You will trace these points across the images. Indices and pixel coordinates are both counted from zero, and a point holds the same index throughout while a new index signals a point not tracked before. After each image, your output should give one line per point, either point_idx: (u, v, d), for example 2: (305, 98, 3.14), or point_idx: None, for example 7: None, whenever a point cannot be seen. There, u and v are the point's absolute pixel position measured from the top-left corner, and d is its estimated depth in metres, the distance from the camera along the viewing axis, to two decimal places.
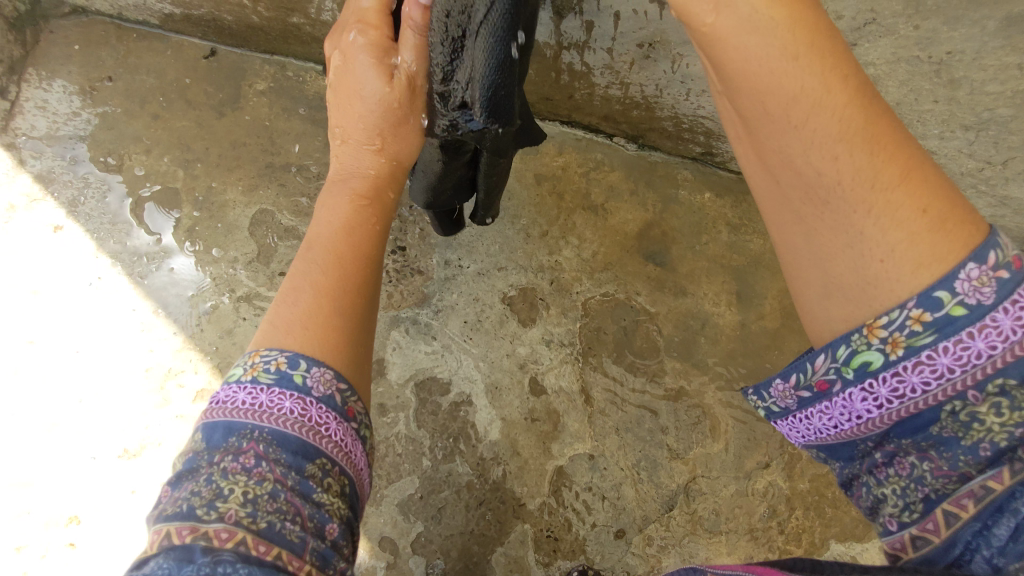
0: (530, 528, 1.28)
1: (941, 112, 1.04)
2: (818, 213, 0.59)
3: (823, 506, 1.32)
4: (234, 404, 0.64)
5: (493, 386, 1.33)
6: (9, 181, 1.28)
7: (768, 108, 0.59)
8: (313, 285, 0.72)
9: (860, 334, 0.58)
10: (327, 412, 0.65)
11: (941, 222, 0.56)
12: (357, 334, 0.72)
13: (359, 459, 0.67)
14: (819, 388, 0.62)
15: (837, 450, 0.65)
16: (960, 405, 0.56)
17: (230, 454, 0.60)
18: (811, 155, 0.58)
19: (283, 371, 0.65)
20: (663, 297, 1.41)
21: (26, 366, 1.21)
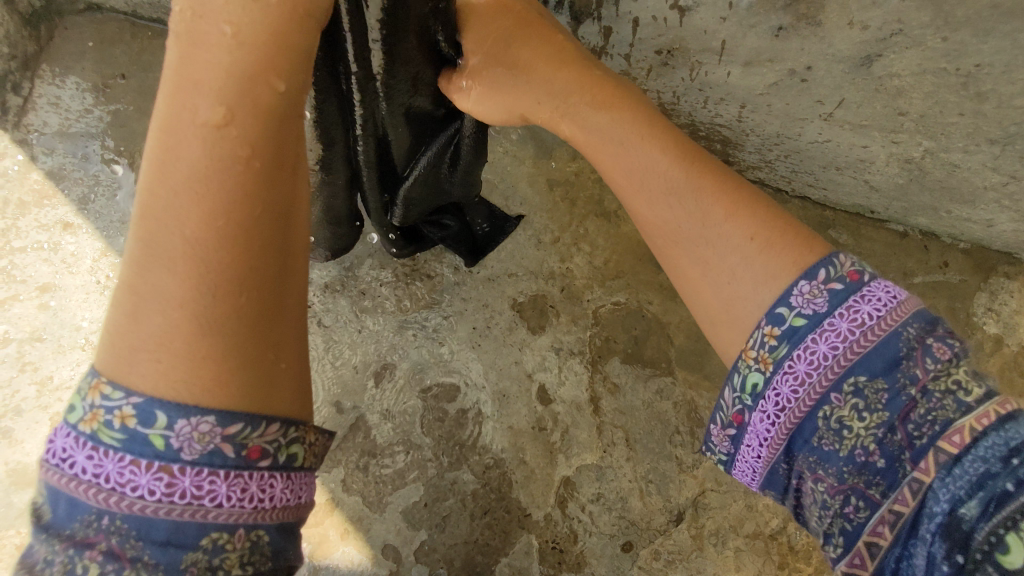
0: (535, 539, 1.26)
1: (966, 125, 1.02)
2: (677, 250, 0.72)
3: None
4: (72, 473, 0.49)
5: (501, 394, 1.32)
6: (21, 177, 1.28)
7: (626, 182, 0.76)
8: (165, 296, 0.52)
9: (741, 361, 0.64)
10: (209, 476, 0.49)
11: (769, 243, 0.65)
12: (254, 327, 0.54)
13: (282, 502, 0.54)
14: (736, 422, 0.66)
15: (771, 484, 0.65)
16: (830, 410, 0.58)
17: (75, 546, 0.48)
18: (659, 209, 0.72)
19: (132, 429, 0.49)
20: (676, 307, 1.39)
21: (31, 362, 1.20)
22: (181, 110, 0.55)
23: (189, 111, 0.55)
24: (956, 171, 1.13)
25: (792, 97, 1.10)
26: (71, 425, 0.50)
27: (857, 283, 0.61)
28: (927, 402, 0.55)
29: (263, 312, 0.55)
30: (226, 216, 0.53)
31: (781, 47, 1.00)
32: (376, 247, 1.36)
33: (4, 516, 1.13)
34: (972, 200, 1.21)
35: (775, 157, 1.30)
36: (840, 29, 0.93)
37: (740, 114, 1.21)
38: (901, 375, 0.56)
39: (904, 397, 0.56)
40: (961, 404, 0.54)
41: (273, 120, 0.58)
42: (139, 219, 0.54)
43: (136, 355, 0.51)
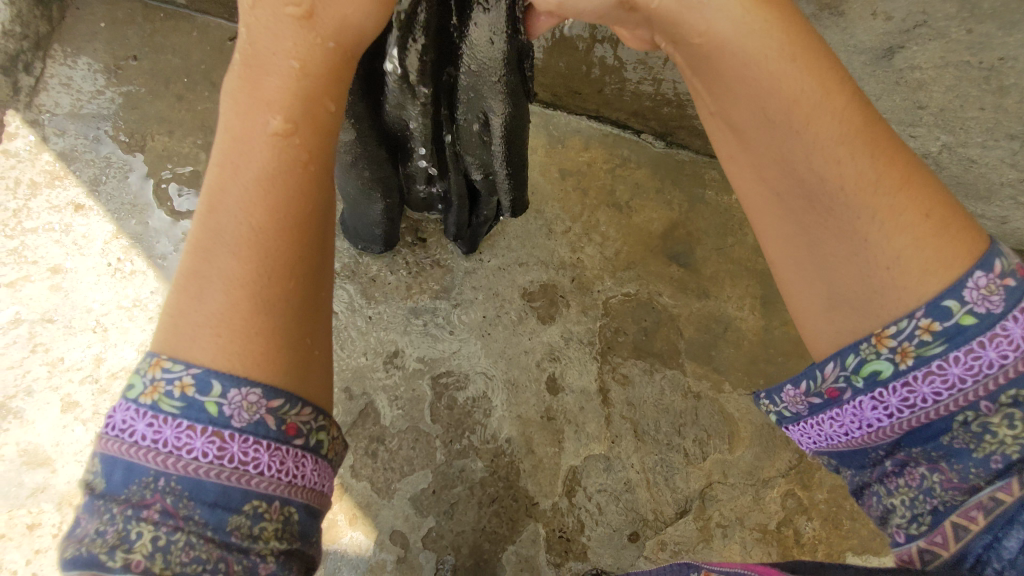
0: (542, 527, 1.27)
1: (986, 120, 1.00)
2: (827, 225, 0.55)
3: (841, 518, 1.29)
4: (132, 439, 0.50)
5: (510, 383, 1.32)
6: (32, 157, 1.27)
7: (768, 114, 0.55)
8: (227, 276, 0.52)
9: (867, 344, 0.55)
10: (255, 444, 0.50)
11: (943, 225, 0.53)
12: (303, 317, 0.56)
13: (310, 481, 0.54)
14: (828, 396, 0.59)
15: (850, 458, 0.61)
16: (973, 415, 0.53)
17: (130, 507, 0.48)
18: (813, 160, 0.54)
19: (190, 397, 0.50)
20: (686, 299, 1.39)
21: (43, 343, 1.20)
22: (248, 120, 0.53)
23: (257, 119, 0.53)
24: (973, 166, 1.12)
25: None
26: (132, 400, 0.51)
27: None
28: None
29: (308, 305, 0.56)
30: (285, 214, 0.54)
31: None
32: None
33: (14, 496, 1.13)
34: (987, 195, 1.20)
35: None
36: (863, 20, 0.94)
37: None
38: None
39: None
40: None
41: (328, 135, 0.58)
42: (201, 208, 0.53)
43: (198, 335, 0.51)
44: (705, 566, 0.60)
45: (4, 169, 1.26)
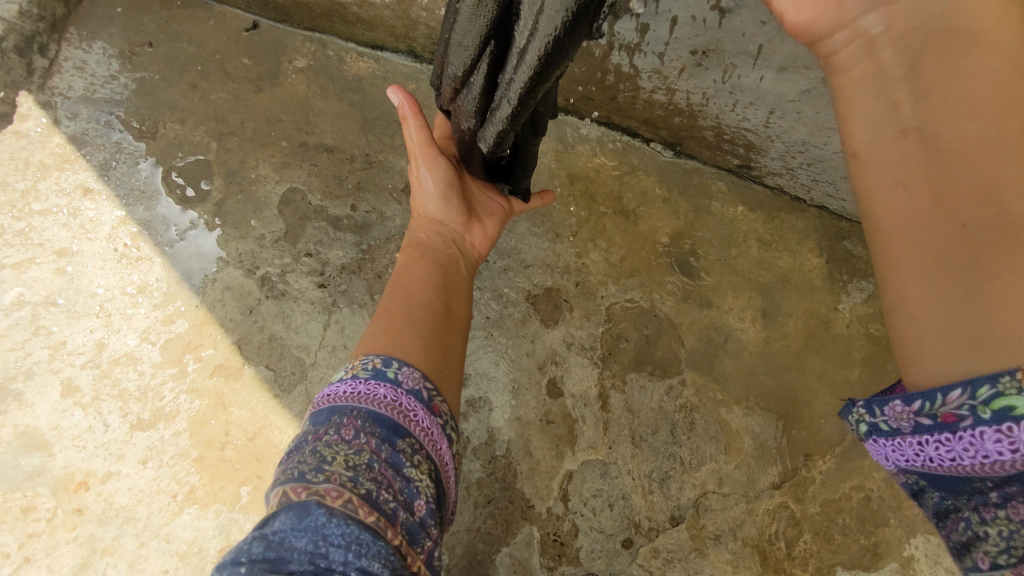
0: (536, 531, 1.27)
1: None
2: (1006, 260, 0.51)
3: (832, 532, 1.30)
4: (338, 393, 0.74)
5: (511, 385, 1.32)
6: (43, 139, 1.27)
7: (998, 131, 0.53)
8: (401, 308, 0.91)
9: (1012, 377, 0.49)
10: (416, 402, 0.75)
11: None
12: (436, 340, 0.87)
13: (443, 449, 0.76)
14: (944, 421, 0.54)
15: (947, 483, 0.57)
16: None
17: (333, 428, 0.70)
18: (1023, 191, 0.51)
19: (378, 368, 0.77)
20: (688, 308, 1.39)
21: (45, 327, 1.20)
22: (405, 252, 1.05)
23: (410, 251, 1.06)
24: None
25: (823, 104, 1.11)
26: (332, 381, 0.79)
27: None
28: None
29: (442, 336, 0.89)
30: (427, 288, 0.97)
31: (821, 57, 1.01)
32: None
33: (10, 478, 1.13)
34: None
35: (797, 163, 1.31)
36: None
37: (767, 119, 1.21)
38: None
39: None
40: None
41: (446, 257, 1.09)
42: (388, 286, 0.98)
43: (375, 334, 0.84)
44: None
45: (15, 150, 1.25)
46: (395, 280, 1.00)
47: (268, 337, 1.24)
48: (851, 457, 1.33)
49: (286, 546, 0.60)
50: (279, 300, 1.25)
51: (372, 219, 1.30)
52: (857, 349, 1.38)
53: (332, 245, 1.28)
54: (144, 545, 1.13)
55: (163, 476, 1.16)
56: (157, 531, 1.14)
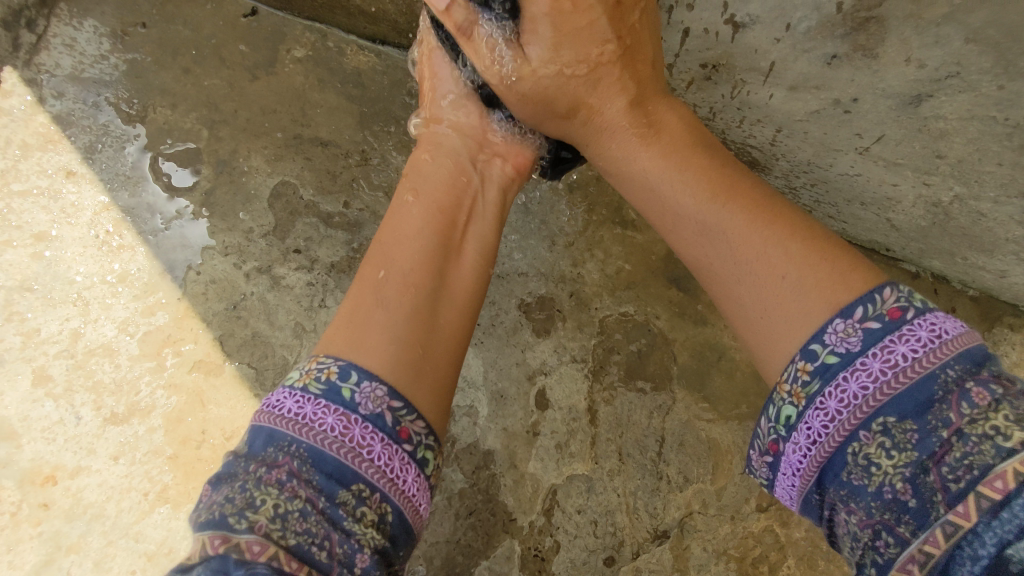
0: (517, 545, 1.24)
1: (1002, 175, 0.98)
2: (734, 287, 0.84)
3: (815, 558, 1.28)
4: (281, 412, 0.74)
5: (498, 394, 1.30)
6: (26, 118, 1.22)
7: (665, 209, 0.92)
8: (377, 280, 0.88)
9: (776, 394, 0.76)
10: (371, 432, 0.73)
11: (806, 285, 0.76)
12: (416, 329, 0.84)
13: (408, 487, 0.74)
14: (772, 451, 0.77)
15: (807, 512, 0.76)
16: (857, 447, 0.68)
17: (266, 466, 0.70)
18: (702, 244, 0.88)
19: (332, 382, 0.75)
20: (683, 324, 1.36)
21: (19, 313, 1.16)
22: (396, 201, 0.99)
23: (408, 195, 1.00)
24: (981, 219, 1.09)
25: (831, 127, 1.08)
26: (286, 384, 0.77)
27: (897, 321, 0.70)
28: (962, 445, 0.63)
29: (422, 322, 0.85)
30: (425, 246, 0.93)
31: (831, 75, 0.99)
32: None
33: None
34: (990, 248, 1.17)
35: (801, 184, 1.28)
36: (895, 65, 0.92)
37: (774, 137, 1.19)
38: (934, 418, 0.65)
39: (936, 437, 0.64)
40: (1002, 449, 0.61)
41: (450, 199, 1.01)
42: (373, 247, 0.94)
43: (341, 324, 0.84)
44: None
45: None
46: (381, 237, 0.95)
47: (251, 335, 1.20)
48: None
49: None
50: (264, 296, 1.22)
51: (365, 217, 1.27)
52: None
53: (322, 242, 1.25)
54: (112, 544, 1.10)
55: (135, 473, 1.13)
56: (126, 530, 1.11)
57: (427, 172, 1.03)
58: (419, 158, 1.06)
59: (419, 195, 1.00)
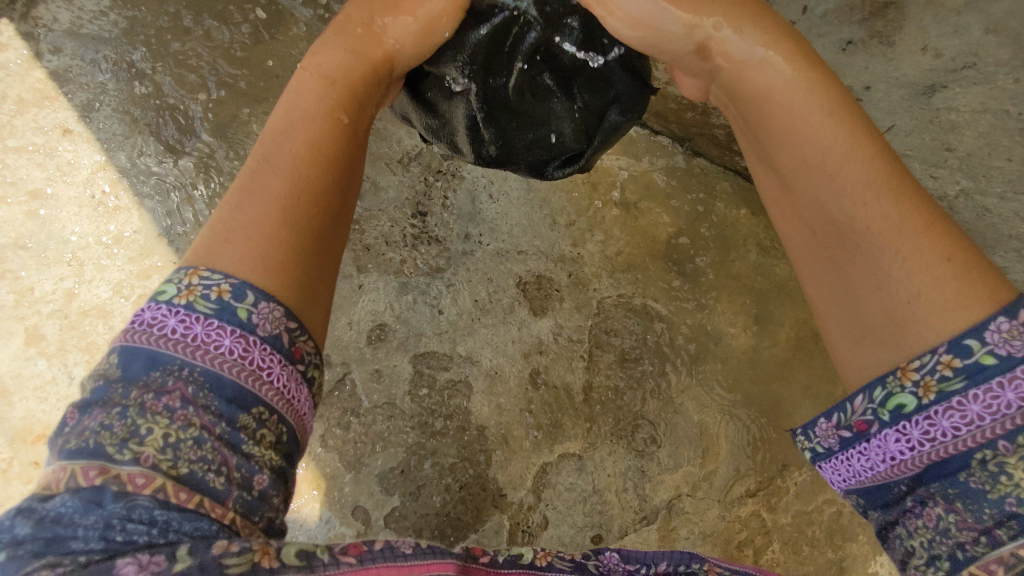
0: (506, 519, 1.25)
1: (1011, 172, 0.93)
2: (871, 254, 0.63)
3: (800, 543, 1.30)
4: (162, 331, 0.61)
5: (493, 370, 1.29)
6: (23, 73, 1.19)
7: (802, 152, 0.68)
8: (267, 193, 0.67)
9: (893, 377, 0.60)
10: (271, 354, 0.62)
11: (964, 271, 0.59)
12: (306, 254, 0.68)
13: (302, 406, 0.66)
14: (856, 428, 0.63)
15: (869, 496, 0.65)
16: (990, 454, 0.56)
17: (152, 390, 0.58)
18: (843, 202, 0.65)
19: (225, 301, 0.62)
20: (681, 308, 1.36)
21: (13, 271, 1.15)
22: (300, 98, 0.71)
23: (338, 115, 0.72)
24: None
25: None
26: (165, 302, 0.62)
27: None
28: None
29: (314, 254, 0.69)
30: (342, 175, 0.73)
31: (845, 62, 0.99)
32: (387, 204, 1.34)
33: None
34: None
35: None
36: (911, 54, 0.92)
37: None
38: None
39: None
40: None
41: (366, 104, 0.76)
42: (256, 156, 0.69)
43: (230, 241, 0.65)
44: (707, 563, 0.73)
45: None
46: (275, 144, 0.69)
47: None
48: None
49: (63, 525, 0.53)
50: None
51: None
52: None
53: None
54: None
55: None
56: None
57: (357, 71, 0.75)
58: (348, 33, 0.76)
59: (339, 88, 0.73)
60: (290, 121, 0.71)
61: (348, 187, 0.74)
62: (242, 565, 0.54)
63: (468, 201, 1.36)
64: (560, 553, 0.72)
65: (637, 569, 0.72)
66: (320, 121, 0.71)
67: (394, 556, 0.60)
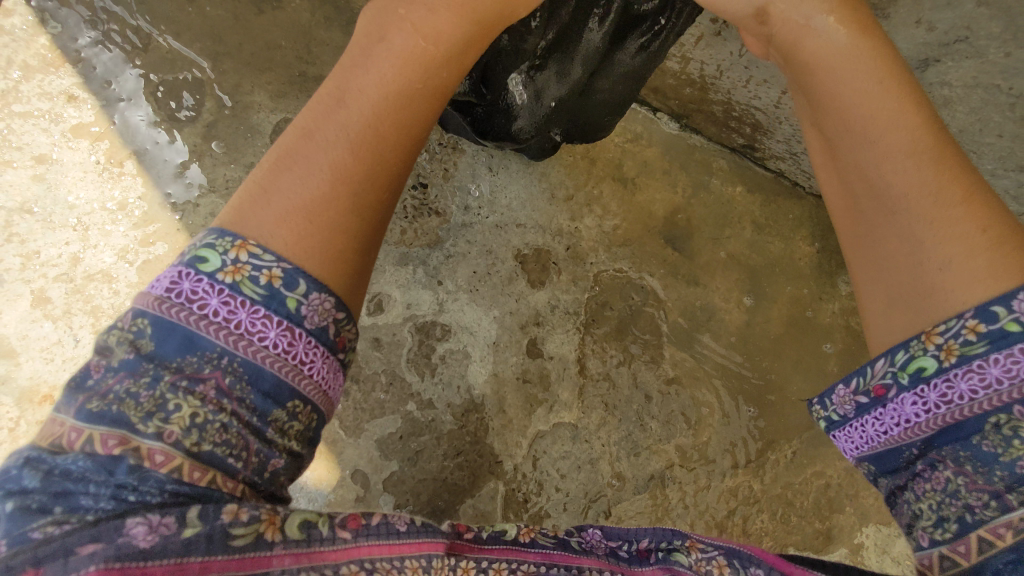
0: (501, 486, 1.28)
1: (1001, 147, 0.99)
2: (913, 221, 0.65)
3: (789, 513, 1.33)
4: (202, 312, 0.58)
5: (492, 341, 1.32)
6: (27, 38, 1.20)
7: (852, 123, 0.69)
8: (341, 163, 0.65)
9: (917, 341, 0.63)
10: (315, 348, 0.61)
11: (999, 242, 0.62)
12: (369, 234, 0.67)
13: (334, 394, 0.65)
14: (875, 394, 0.66)
15: (880, 461, 0.68)
16: (1005, 419, 0.59)
17: (183, 371, 0.57)
18: (883, 169, 0.67)
19: (276, 289, 0.59)
20: (676, 283, 1.38)
21: (18, 234, 1.17)
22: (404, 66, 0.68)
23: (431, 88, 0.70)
24: None
25: None
26: (206, 274, 0.59)
27: None
28: None
29: (374, 236, 0.68)
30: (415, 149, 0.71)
31: None
32: None
33: None
34: None
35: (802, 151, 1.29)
36: (905, 27, 0.91)
37: (779, 99, 1.18)
38: None
39: None
40: None
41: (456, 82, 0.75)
42: (324, 115, 0.66)
43: (292, 221, 0.62)
44: (692, 538, 0.69)
45: None
46: (353, 104, 0.66)
47: None
48: (818, 443, 1.35)
49: (74, 481, 0.53)
50: None
51: None
52: (834, 340, 1.39)
53: None
54: None
55: None
56: None
57: (456, 48, 0.72)
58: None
59: (451, 66, 0.72)
60: (389, 94, 0.68)
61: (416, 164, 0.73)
62: (247, 536, 0.55)
63: (468, 174, 1.37)
64: (542, 530, 0.69)
65: (618, 546, 0.69)
66: (423, 99, 0.70)
67: (388, 533, 0.60)
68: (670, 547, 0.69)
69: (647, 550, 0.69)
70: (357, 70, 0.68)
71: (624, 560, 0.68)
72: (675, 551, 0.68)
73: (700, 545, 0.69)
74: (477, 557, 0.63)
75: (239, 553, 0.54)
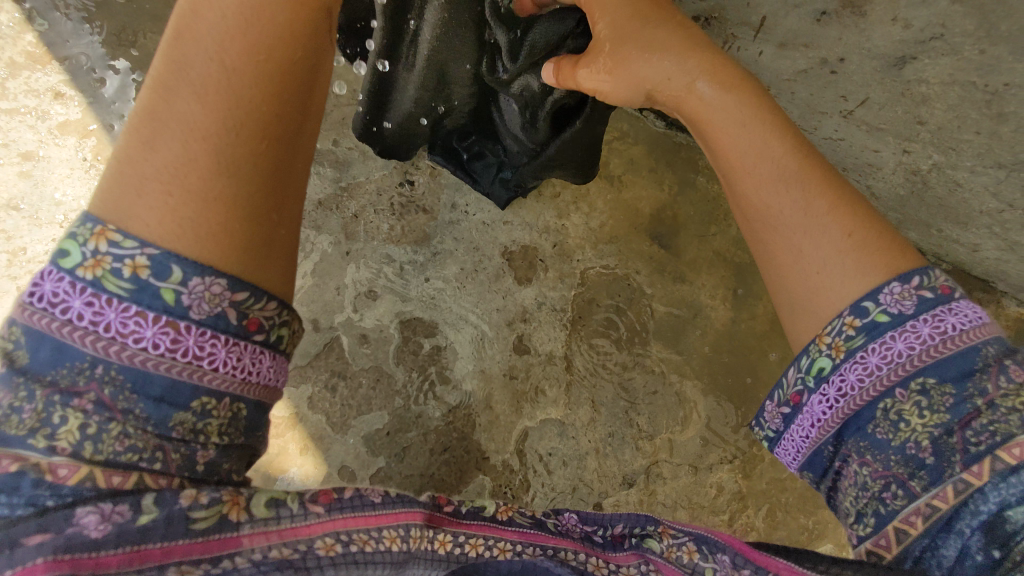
0: (489, 481, 1.29)
1: (979, 144, 1.00)
2: (794, 236, 0.68)
3: (774, 508, 1.34)
4: (67, 320, 0.54)
5: (479, 338, 1.32)
6: (14, 35, 1.20)
7: (732, 160, 0.72)
8: (199, 137, 0.60)
9: (813, 345, 0.67)
10: (211, 339, 0.56)
11: (864, 245, 0.65)
12: (261, 205, 0.63)
13: (262, 378, 0.61)
14: (792, 402, 0.69)
15: (811, 467, 0.69)
16: (891, 403, 0.62)
17: (62, 384, 0.54)
18: (762, 195, 0.70)
19: (142, 279, 0.55)
20: (661, 280, 1.39)
21: (6, 231, 1.17)
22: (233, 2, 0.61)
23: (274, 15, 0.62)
24: (958, 189, 1.11)
25: (818, 87, 1.12)
26: (68, 270, 0.54)
27: (947, 296, 0.63)
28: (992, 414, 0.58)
29: (268, 206, 0.64)
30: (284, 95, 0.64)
31: (820, 33, 1.01)
32: (375, 172, 1.36)
33: None
34: (965, 220, 1.18)
35: None
36: (882, 24, 0.93)
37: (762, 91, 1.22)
38: (971, 386, 0.59)
39: (971, 405, 0.59)
40: None
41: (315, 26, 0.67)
42: (162, 87, 0.60)
43: (148, 199, 0.58)
44: (665, 525, 0.71)
45: None
46: (190, 68, 0.60)
47: None
48: None
49: None
50: None
51: (354, 156, 1.36)
52: None
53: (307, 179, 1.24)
54: None
55: None
56: None
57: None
58: None
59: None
60: (231, 27, 0.61)
61: (302, 122, 0.67)
62: (209, 519, 0.56)
63: None
64: (521, 509, 0.72)
65: (593, 531, 0.72)
66: (290, 28, 0.64)
67: (362, 506, 0.62)
68: (644, 533, 0.71)
69: (621, 536, 0.71)
70: (196, 27, 0.61)
71: (598, 544, 0.71)
72: (648, 536, 0.70)
73: (672, 531, 0.70)
74: (454, 531, 0.66)
75: (202, 536, 0.55)
